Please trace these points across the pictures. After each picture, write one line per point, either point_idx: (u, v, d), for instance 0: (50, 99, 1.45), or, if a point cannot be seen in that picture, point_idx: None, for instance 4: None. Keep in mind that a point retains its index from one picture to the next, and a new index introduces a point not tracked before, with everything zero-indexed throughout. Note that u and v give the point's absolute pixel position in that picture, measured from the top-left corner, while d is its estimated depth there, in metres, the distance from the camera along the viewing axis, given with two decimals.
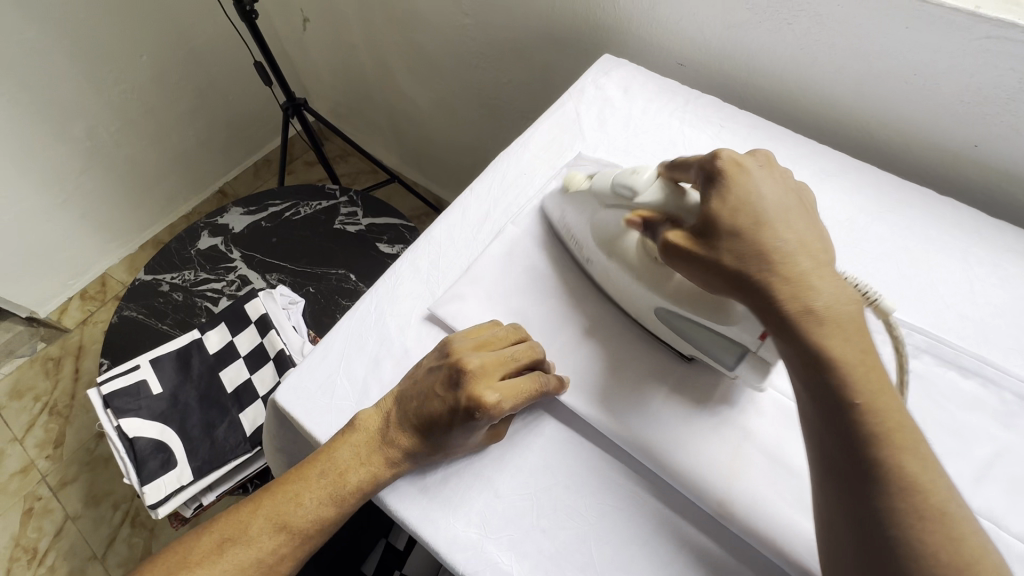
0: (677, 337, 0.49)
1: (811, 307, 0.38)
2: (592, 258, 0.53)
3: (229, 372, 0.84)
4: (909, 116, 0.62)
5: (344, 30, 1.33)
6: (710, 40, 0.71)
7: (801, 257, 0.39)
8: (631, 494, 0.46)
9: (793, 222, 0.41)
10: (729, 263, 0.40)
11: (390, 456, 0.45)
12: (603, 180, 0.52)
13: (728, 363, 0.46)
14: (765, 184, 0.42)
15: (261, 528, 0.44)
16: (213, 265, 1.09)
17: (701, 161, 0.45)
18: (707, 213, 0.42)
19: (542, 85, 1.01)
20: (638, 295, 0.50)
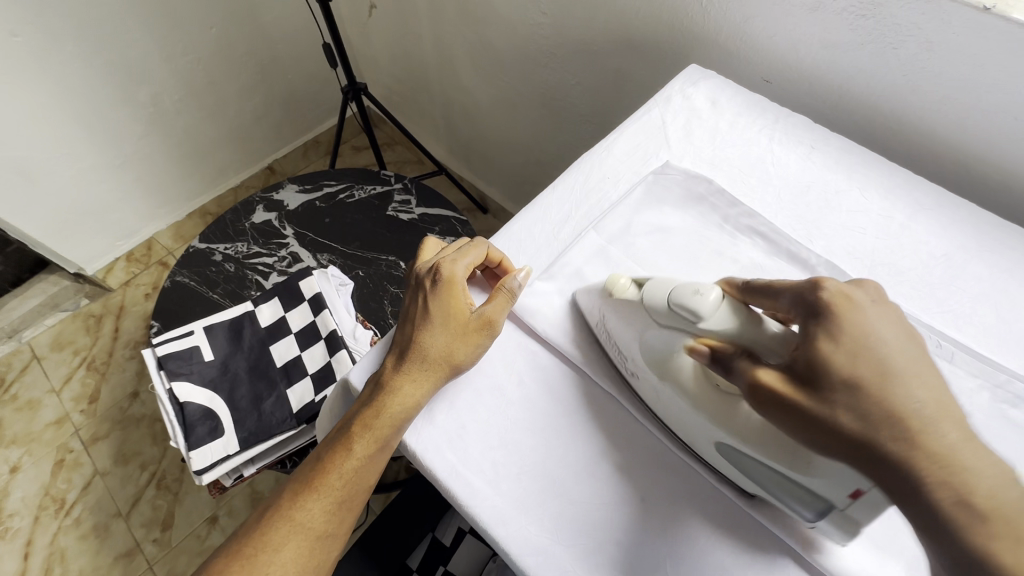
0: (737, 472, 0.44)
1: (967, 496, 0.33)
2: (640, 373, 0.48)
3: (280, 347, 0.85)
4: (1015, 154, 0.60)
5: (412, 18, 1.33)
6: (803, 57, 0.69)
7: (944, 427, 0.35)
8: (710, 516, 0.45)
9: (929, 379, 0.37)
10: (851, 425, 0.36)
11: (386, 385, 0.48)
12: (658, 292, 0.47)
13: (806, 514, 0.41)
14: (885, 327, 0.38)
15: (292, 497, 0.48)
16: (266, 240, 1.10)
17: (799, 289, 0.41)
18: (817, 358, 0.38)
19: (611, 90, 1.00)
20: (697, 426, 0.44)
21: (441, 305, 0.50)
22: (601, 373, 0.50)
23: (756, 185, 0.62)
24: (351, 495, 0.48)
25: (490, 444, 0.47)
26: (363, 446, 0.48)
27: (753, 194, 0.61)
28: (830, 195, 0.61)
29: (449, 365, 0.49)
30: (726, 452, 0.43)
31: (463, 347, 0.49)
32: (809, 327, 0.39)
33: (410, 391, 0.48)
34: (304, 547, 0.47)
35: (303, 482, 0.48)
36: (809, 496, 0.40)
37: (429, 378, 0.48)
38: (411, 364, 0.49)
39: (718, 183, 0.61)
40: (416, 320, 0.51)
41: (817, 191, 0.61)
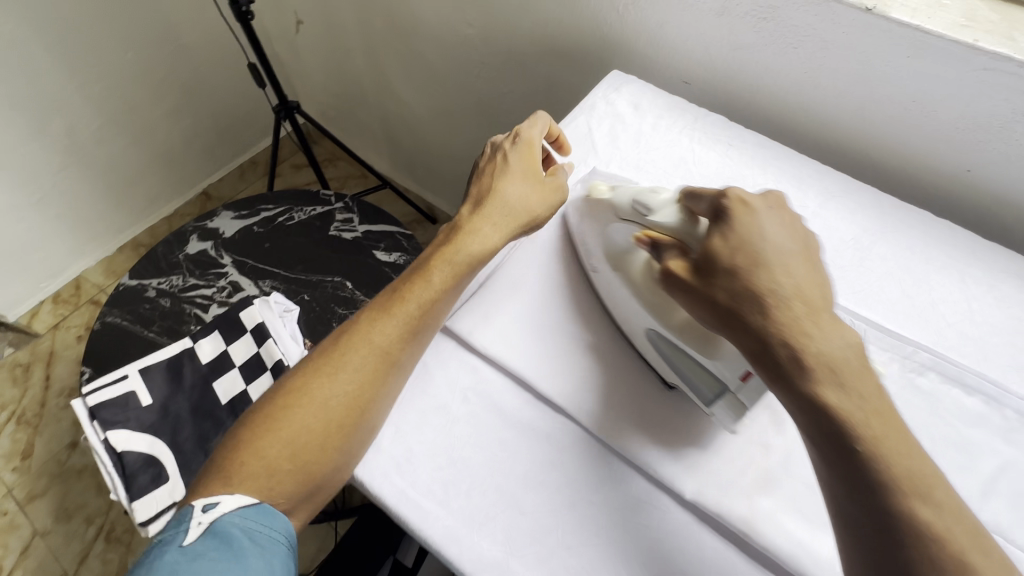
0: (665, 363, 0.49)
1: (814, 356, 0.38)
2: (598, 269, 0.54)
3: (224, 382, 0.82)
4: (907, 141, 0.65)
5: (341, 33, 1.31)
6: (716, 59, 0.73)
7: (795, 304, 0.40)
8: (656, 508, 0.46)
9: (793, 267, 0.42)
10: (723, 302, 0.42)
11: (471, 226, 0.53)
12: (625, 195, 0.53)
13: (707, 397, 0.47)
14: (772, 226, 0.43)
15: (328, 350, 0.48)
16: (203, 270, 1.05)
17: (711, 196, 0.46)
18: (709, 249, 0.43)
19: (543, 96, 1.02)
20: (636, 315, 0.50)
21: (501, 175, 0.56)
22: (546, 382, 0.51)
23: (679, 184, 0.64)
24: (391, 352, 0.48)
25: (438, 464, 0.47)
26: (416, 296, 0.50)
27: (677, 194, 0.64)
28: (748, 189, 0.64)
29: (508, 229, 0.54)
30: (653, 339, 0.49)
31: (524, 214, 0.54)
32: (710, 227, 0.44)
33: (470, 248, 0.52)
34: (337, 402, 0.46)
35: (343, 332, 0.49)
36: (708, 377, 0.46)
37: (492, 231, 0.53)
38: (494, 208, 0.54)
39: (644, 185, 0.63)
40: (495, 174, 0.56)
41: (736, 186, 0.64)
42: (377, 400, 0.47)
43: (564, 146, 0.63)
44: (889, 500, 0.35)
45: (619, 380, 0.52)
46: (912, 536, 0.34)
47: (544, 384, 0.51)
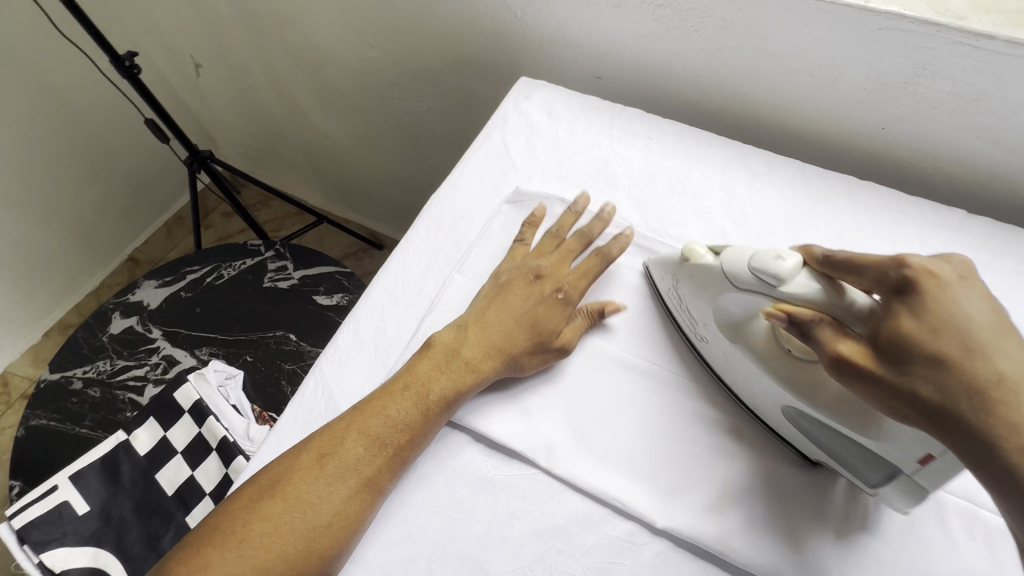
0: (804, 440, 0.43)
1: (1013, 417, 0.30)
2: (710, 337, 0.48)
3: (167, 473, 0.75)
4: (822, 108, 0.64)
5: (243, 71, 1.24)
6: (622, 52, 0.71)
7: (983, 354, 0.32)
8: (630, 541, 0.43)
9: (1001, 335, 0.33)
10: (892, 370, 0.34)
11: (462, 348, 0.48)
12: (737, 261, 0.45)
13: (873, 481, 0.40)
14: (972, 301, 0.35)
15: (308, 470, 0.42)
16: (132, 349, 0.98)
17: (880, 266, 0.38)
18: (895, 332, 0.35)
19: (462, 108, 0.99)
20: (764, 390, 0.44)
21: (540, 307, 0.51)
22: (496, 426, 0.47)
23: (606, 188, 0.62)
24: (376, 484, 0.43)
25: (390, 540, 0.43)
26: (408, 417, 0.45)
27: (606, 198, 0.61)
28: (675, 181, 0.62)
29: (499, 355, 0.48)
30: (793, 417, 0.43)
31: (517, 344, 0.49)
32: (889, 304, 0.37)
33: (465, 369, 0.47)
34: (305, 541, 0.40)
35: (326, 449, 0.43)
36: (873, 460, 0.39)
37: (483, 359, 0.48)
38: (490, 344, 0.48)
39: (569, 196, 0.61)
40: (505, 305, 0.51)
41: (663, 179, 0.62)
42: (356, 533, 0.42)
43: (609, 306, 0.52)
44: None
45: (574, 410, 0.48)
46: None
47: (495, 430, 0.47)
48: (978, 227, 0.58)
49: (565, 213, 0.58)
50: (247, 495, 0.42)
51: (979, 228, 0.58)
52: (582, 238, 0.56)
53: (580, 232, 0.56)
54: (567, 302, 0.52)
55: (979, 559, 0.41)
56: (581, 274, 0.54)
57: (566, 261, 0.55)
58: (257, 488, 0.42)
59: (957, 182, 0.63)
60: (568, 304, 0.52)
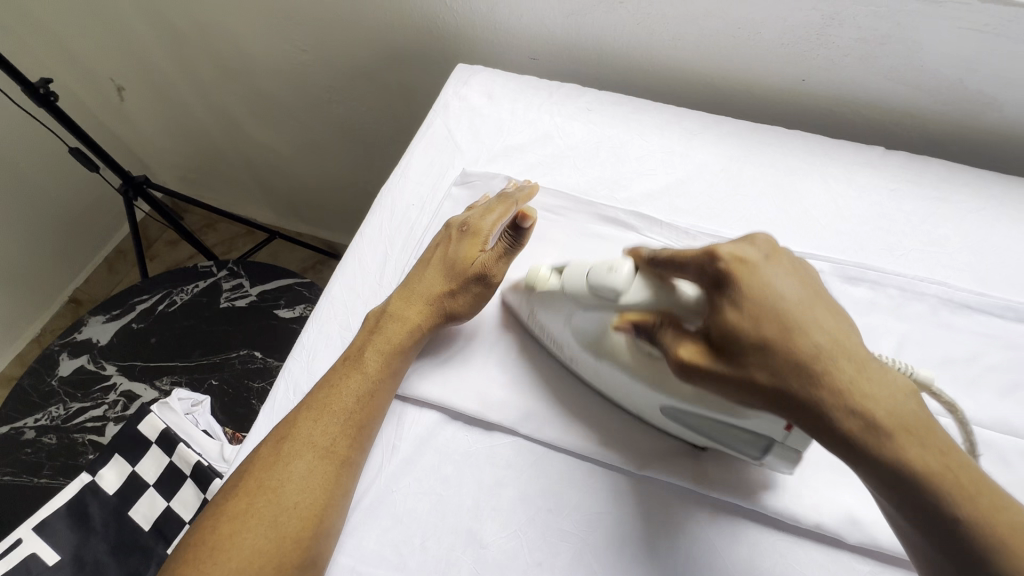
0: (688, 431, 0.44)
1: (874, 424, 0.33)
2: (578, 357, 0.47)
3: (142, 508, 0.73)
4: (747, 65, 0.67)
5: (170, 89, 1.19)
6: (553, 30, 0.73)
7: (839, 360, 0.34)
8: (615, 488, 0.45)
9: (820, 318, 0.36)
10: (765, 382, 0.35)
11: (392, 311, 0.50)
12: (577, 277, 0.45)
13: (755, 454, 0.42)
14: (780, 280, 0.37)
15: (268, 456, 0.43)
16: (86, 389, 0.93)
17: (698, 261, 0.39)
18: (724, 325, 0.36)
19: (402, 104, 0.98)
20: (639, 394, 0.44)
21: (451, 250, 0.52)
22: (470, 401, 0.48)
23: (553, 162, 0.63)
24: (337, 452, 0.44)
25: (382, 526, 0.44)
26: (354, 384, 0.46)
27: (554, 172, 0.62)
28: (617, 148, 0.64)
29: (424, 303, 0.50)
30: (671, 414, 0.43)
31: (437, 289, 0.50)
32: (714, 298, 0.38)
33: (396, 326, 0.49)
34: (280, 523, 0.41)
35: (283, 432, 0.44)
36: (749, 438, 0.41)
37: (417, 315, 0.50)
38: (415, 300, 0.50)
39: (517, 174, 0.62)
40: (426, 266, 0.52)
41: (605, 148, 0.64)
42: (331, 506, 0.42)
43: (526, 213, 0.51)
44: None
45: (549, 375, 0.50)
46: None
47: (475, 405, 0.48)
48: (896, 161, 0.62)
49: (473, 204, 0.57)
50: (219, 498, 0.43)
51: (897, 161, 0.62)
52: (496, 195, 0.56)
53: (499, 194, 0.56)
54: (477, 234, 0.52)
55: None
56: (494, 212, 0.53)
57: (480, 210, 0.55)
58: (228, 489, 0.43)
59: (875, 122, 0.68)
60: (476, 237, 0.52)
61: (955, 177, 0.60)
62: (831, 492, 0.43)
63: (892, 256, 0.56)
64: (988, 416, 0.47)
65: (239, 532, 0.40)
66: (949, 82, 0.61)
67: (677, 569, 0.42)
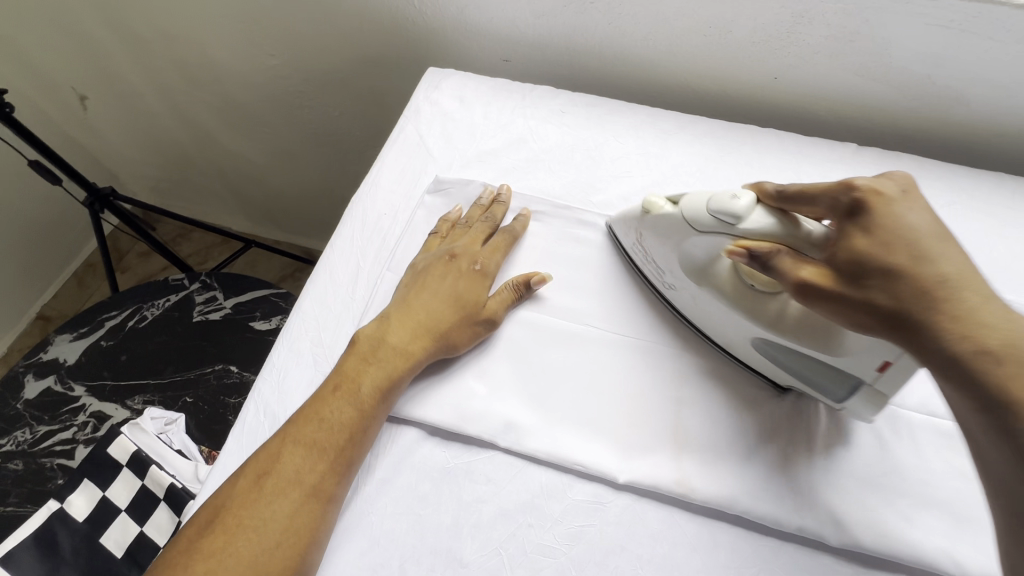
0: (776, 369, 0.46)
1: (988, 342, 0.33)
2: (678, 285, 0.50)
3: (114, 534, 0.70)
4: (719, 64, 0.67)
5: (135, 97, 1.16)
6: (525, 32, 0.71)
7: (966, 294, 0.35)
8: (596, 500, 0.44)
9: (950, 252, 0.37)
10: (885, 305, 0.36)
11: (382, 338, 0.48)
12: (695, 206, 0.46)
13: (839, 395, 0.44)
14: (916, 215, 0.39)
15: (248, 492, 0.41)
16: (54, 412, 0.89)
17: (833, 192, 0.41)
18: (854, 250, 0.38)
19: (375, 108, 0.97)
20: (734, 326, 0.47)
21: (452, 281, 0.51)
22: (448, 416, 0.47)
23: (528, 166, 0.62)
24: (324, 490, 0.42)
25: (359, 550, 0.42)
26: (344, 416, 0.44)
27: (529, 176, 0.61)
28: (593, 150, 0.63)
29: (428, 336, 0.48)
30: (761, 348, 0.46)
31: (445, 322, 0.49)
32: (845, 227, 0.40)
33: (391, 355, 0.47)
34: (259, 567, 0.39)
35: (265, 467, 0.42)
36: (837, 376, 0.43)
37: (415, 342, 0.48)
38: (416, 326, 0.48)
39: (492, 179, 0.61)
40: (424, 289, 0.50)
41: (580, 151, 0.63)
42: (313, 547, 0.41)
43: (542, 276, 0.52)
44: None
45: (528, 386, 0.48)
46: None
47: (452, 420, 0.46)
48: (869, 157, 0.62)
49: (473, 206, 0.57)
50: (191, 536, 0.40)
51: (869, 157, 0.62)
52: (491, 221, 0.55)
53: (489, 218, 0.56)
54: (485, 275, 0.52)
55: (905, 456, 0.45)
56: (497, 250, 0.54)
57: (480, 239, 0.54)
58: (201, 526, 0.41)
59: (846, 118, 0.68)
60: (484, 278, 0.52)
61: (926, 173, 0.61)
62: (813, 496, 0.43)
63: None
64: None
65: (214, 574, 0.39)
66: (918, 78, 0.61)
67: None
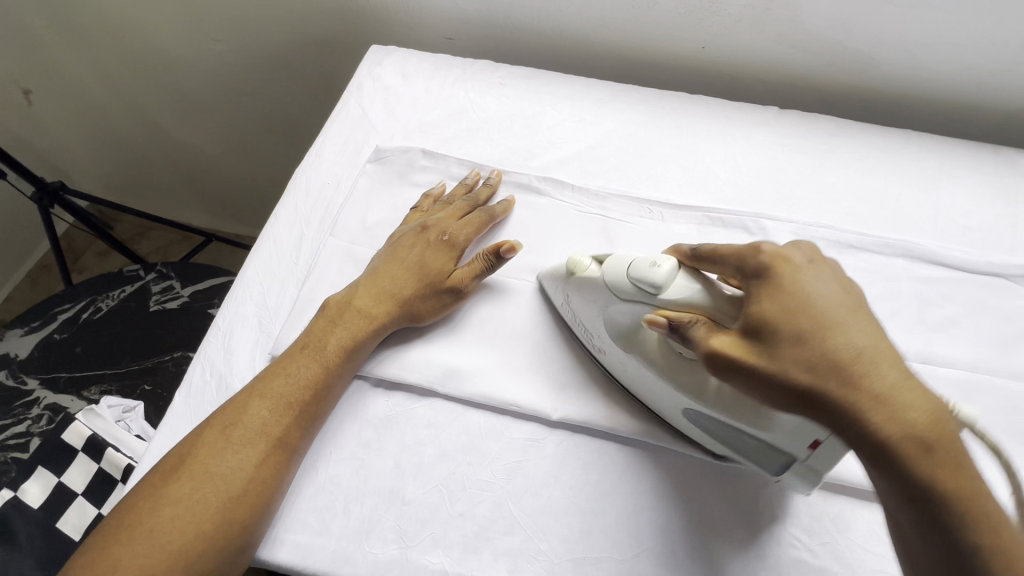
0: (712, 440, 0.43)
1: (912, 433, 0.31)
2: (607, 348, 0.46)
3: (70, 518, 0.70)
4: (649, 35, 0.70)
5: (80, 89, 1.14)
6: (464, 9, 0.74)
7: (886, 371, 0.32)
8: (532, 437, 0.47)
9: (858, 325, 0.34)
10: (803, 381, 0.33)
11: (348, 305, 0.50)
12: (618, 269, 0.44)
13: (773, 470, 0.41)
14: (823, 282, 0.36)
15: (213, 442, 0.42)
16: (6, 405, 0.87)
17: (740, 253, 0.39)
18: (759, 316, 0.35)
19: (325, 91, 0.98)
20: (659, 391, 0.43)
21: (418, 252, 0.52)
22: (389, 367, 0.49)
23: (468, 135, 0.64)
24: (289, 442, 0.44)
25: (305, 494, 0.44)
26: (309, 372, 0.46)
27: (469, 145, 0.63)
28: (530, 119, 0.66)
29: (391, 300, 0.50)
30: (693, 418, 0.42)
31: (409, 289, 0.50)
32: (754, 289, 0.37)
33: (356, 319, 0.49)
34: (222, 511, 0.40)
35: (230, 419, 0.43)
36: (769, 452, 0.40)
37: (378, 307, 0.50)
38: (381, 292, 0.50)
39: (432, 148, 0.63)
40: (395, 256, 0.52)
41: (519, 120, 0.66)
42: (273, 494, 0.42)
43: (512, 245, 0.50)
44: None
45: (468, 338, 0.51)
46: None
47: (393, 371, 0.48)
48: (790, 119, 0.66)
49: (458, 185, 0.59)
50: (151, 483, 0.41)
51: (789, 119, 0.67)
52: (473, 201, 0.57)
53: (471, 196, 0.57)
54: (454, 246, 0.53)
55: None
56: (471, 226, 0.54)
57: (459, 215, 0.55)
58: (163, 474, 0.42)
59: (771, 84, 0.72)
60: (454, 249, 0.53)
61: (839, 131, 0.65)
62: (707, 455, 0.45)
63: (786, 205, 0.60)
64: None
65: (180, 516, 0.40)
66: (830, 44, 0.65)
67: (594, 506, 0.44)
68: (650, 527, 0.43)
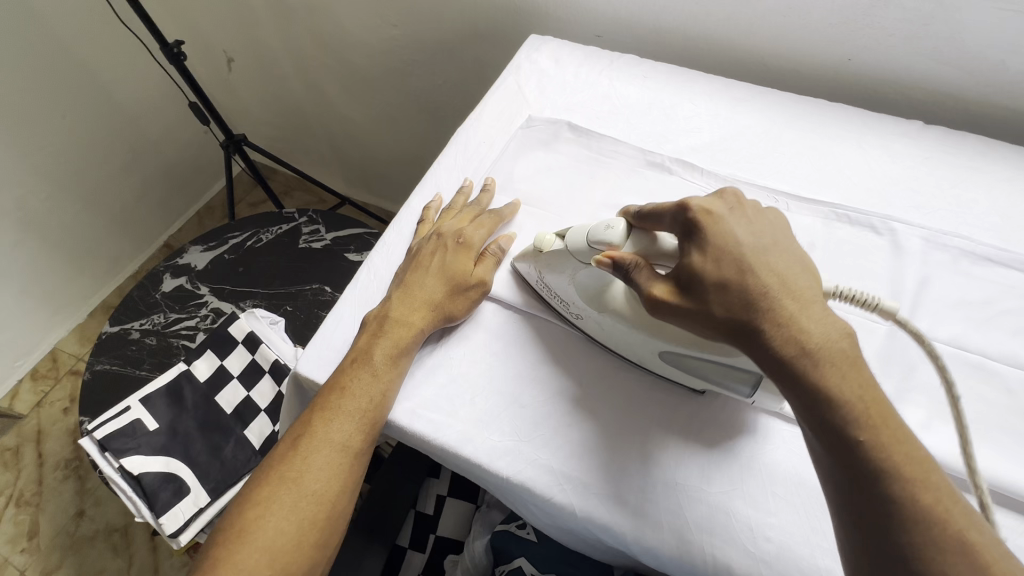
0: (686, 374, 0.48)
1: (803, 351, 0.37)
2: (582, 313, 0.52)
3: (225, 394, 0.85)
4: (795, 44, 0.73)
5: (273, 61, 1.36)
6: (617, 10, 0.81)
7: (784, 299, 0.39)
8: (641, 375, 0.52)
9: (772, 262, 0.41)
10: (720, 315, 0.40)
11: (408, 283, 0.55)
12: (577, 236, 0.50)
13: (745, 391, 0.46)
14: (740, 227, 0.43)
15: (345, 370, 0.51)
16: (182, 304, 1.08)
17: (672, 212, 0.45)
18: (690, 266, 0.42)
19: (473, 77, 1.10)
20: (639, 341, 0.49)
21: (446, 259, 0.56)
22: (521, 295, 0.56)
23: (609, 116, 0.71)
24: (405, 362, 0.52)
25: (439, 382, 0.52)
26: (404, 326, 0.52)
27: (610, 125, 0.70)
28: (668, 109, 0.72)
29: (426, 308, 0.53)
30: (670, 359, 0.48)
31: (440, 296, 0.54)
32: (686, 245, 0.43)
33: (410, 304, 0.53)
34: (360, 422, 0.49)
35: (358, 352, 0.51)
36: (740, 375, 0.45)
37: (415, 306, 0.53)
38: (419, 288, 0.54)
39: (576, 123, 0.70)
40: (424, 263, 0.56)
41: (657, 108, 0.72)
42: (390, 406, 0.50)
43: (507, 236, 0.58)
44: (891, 508, 0.34)
45: None
46: (938, 538, 0.33)
47: (525, 299, 0.56)
48: (934, 133, 0.66)
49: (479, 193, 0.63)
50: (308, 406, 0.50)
51: (935, 133, 0.66)
52: (479, 206, 0.62)
53: (475, 204, 0.62)
54: (470, 246, 0.57)
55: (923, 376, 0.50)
56: (483, 226, 0.58)
57: (471, 219, 0.60)
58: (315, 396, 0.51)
59: (916, 100, 0.72)
60: (470, 250, 0.57)
61: (989, 150, 0.64)
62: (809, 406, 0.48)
63: (920, 212, 0.60)
64: (996, 349, 0.51)
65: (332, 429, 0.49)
66: (991, 63, 0.65)
67: (695, 441, 0.48)
68: (746, 470, 0.46)
